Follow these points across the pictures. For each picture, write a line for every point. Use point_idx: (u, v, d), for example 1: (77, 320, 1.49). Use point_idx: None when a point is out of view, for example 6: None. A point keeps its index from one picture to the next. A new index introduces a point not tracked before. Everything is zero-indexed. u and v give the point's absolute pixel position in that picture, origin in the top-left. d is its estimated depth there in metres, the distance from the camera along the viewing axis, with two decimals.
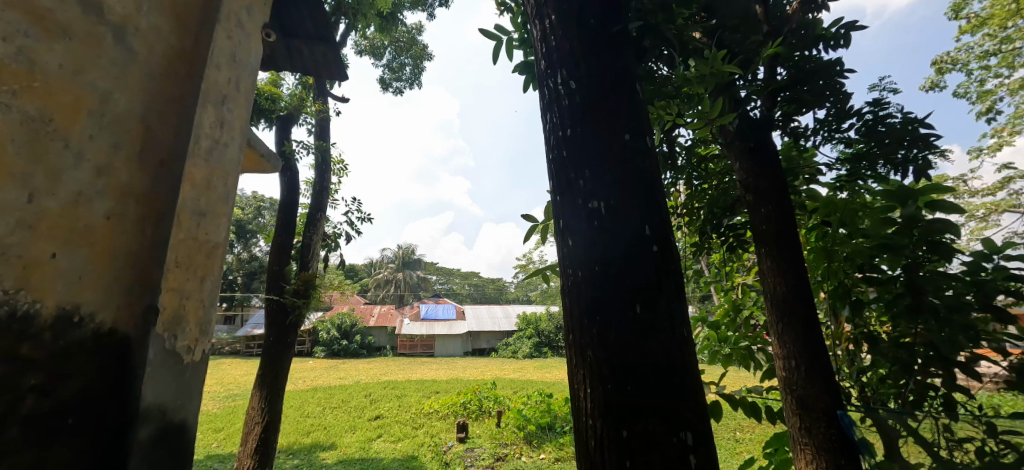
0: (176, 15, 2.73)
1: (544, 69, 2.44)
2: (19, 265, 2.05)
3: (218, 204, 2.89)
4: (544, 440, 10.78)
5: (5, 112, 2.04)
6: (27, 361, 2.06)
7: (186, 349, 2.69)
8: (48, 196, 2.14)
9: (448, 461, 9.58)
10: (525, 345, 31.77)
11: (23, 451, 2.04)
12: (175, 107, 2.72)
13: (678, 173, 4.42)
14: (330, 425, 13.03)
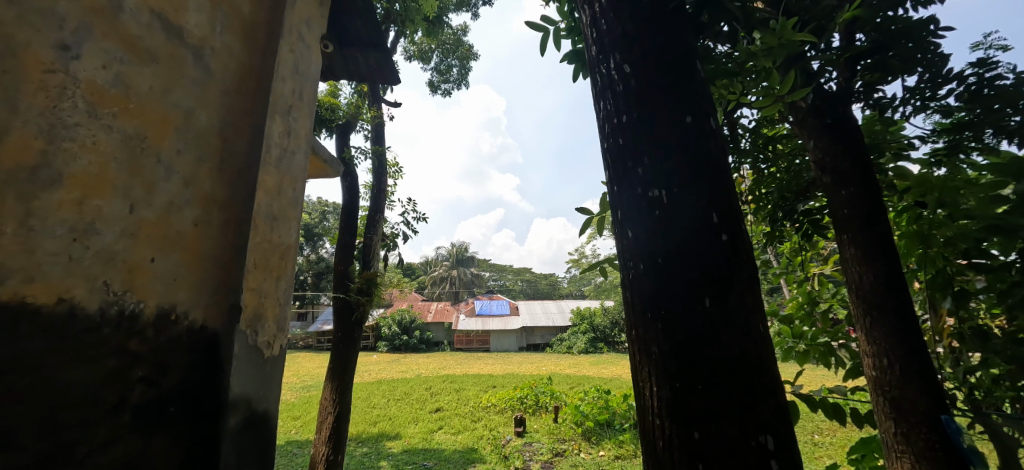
0: (243, 34, 3.05)
1: (595, 55, 2.43)
2: (125, 268, 2.30)
3: (288, 209, 3.32)
4: (604, 437, 10.67)
5: (109, 132, 2.26)
6: (135, 355, 2.31)
7: (266, 344, 3.07)
8: (145, 205, 2.40)
9: (507, 454, 9.74)
10: (582, 340, 31.59)
11: (132, 437, 2.28)
12: (246, 120, 3.03)
13: (743, 156, 4.25)
14: (395, 416, 13.57)
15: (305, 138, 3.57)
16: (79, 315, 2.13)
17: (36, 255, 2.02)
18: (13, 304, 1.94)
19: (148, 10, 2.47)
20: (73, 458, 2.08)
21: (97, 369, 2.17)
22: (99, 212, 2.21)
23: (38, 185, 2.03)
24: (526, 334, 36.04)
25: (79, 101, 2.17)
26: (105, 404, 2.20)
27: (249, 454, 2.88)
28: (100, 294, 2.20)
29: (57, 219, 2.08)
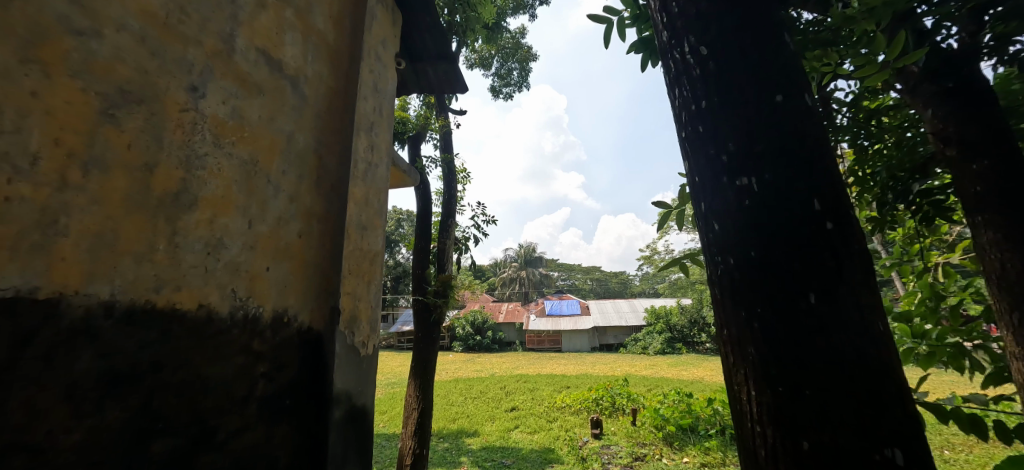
0: (330, 60, 3.42)
1: (667, 41, 2.30)
2: (248, 277, 2.67)
3: (373, 218, 3.66)
4: (687, 443, 10.25)
5: (231, 159, 2.64)
6: (258, 353, 2.67)
7: (361, 344, 3.43)
8: (260, 221, 2.77)
9: (584, 456, 9.72)
10: (659, 340, 30.69)
11: (260, 425, 2.65)
12: (337, 139, 3.39)
13: (840, 133, 4.09)
14: (472, 413, 13.99)
15: (386, 152, 3.93)
16: (214, 318, 2.49)
17: (179, 267, 2.37)
18: (167, 309, 2.31)
19: (255, 49, 2.84)
20: (214, 441, 2.43)
21: (228, 365, 2.52)
22: (226, 229, 2.58)
23: (179, 207, 2.39)
24: (599, 334, 35.58)
25: (206, 133, 2.53)
26: (236, 396, 2.55)
27: (349, 442, 3.20)
28: (229, 299, 2.56)
29: (194, 236, 2.44)
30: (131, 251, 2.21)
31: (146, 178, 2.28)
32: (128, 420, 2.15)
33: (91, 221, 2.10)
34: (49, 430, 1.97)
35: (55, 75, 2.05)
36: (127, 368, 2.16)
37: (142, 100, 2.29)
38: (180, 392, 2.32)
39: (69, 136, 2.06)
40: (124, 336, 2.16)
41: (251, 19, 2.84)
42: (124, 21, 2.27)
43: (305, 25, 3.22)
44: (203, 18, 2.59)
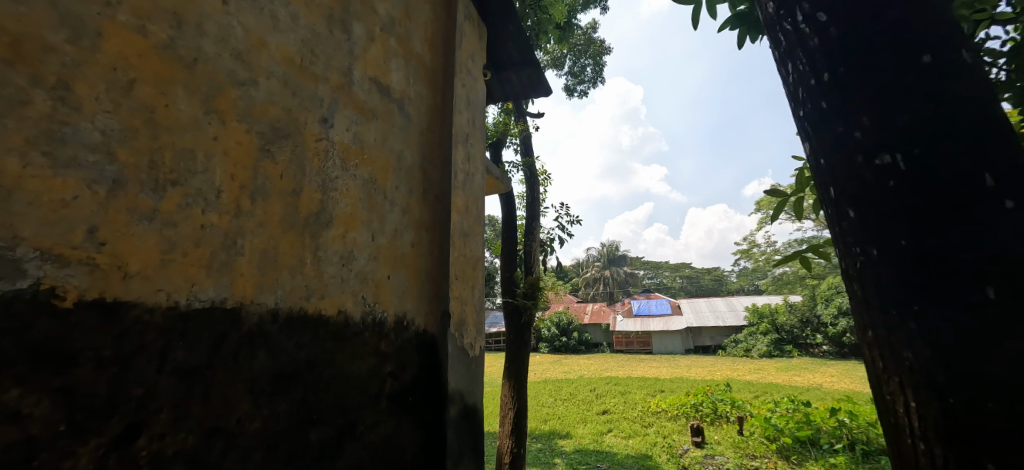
0: (428, 80, 3.62)
1: (773, 12, 1.92)
2: (374, 285, 2.83)
3: (473, 225, 3.83)
4: (808, 458, 9.05)
5: (355, 178, 2.80)
6: (385, 354, 2.83)
7: (468, 346, 3.58)
8: (381, 233, 2.94)
9: (686, 464, 9.24)
10: (767, 341, 28.56)
11: (390, 422, 2.79)
12: (438, 153, 3.59)
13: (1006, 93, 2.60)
14: (563, 415, 13.87)
15: (480, 158, 4.12)
16: (350, 322, 2.63)
17: (322, 278, 2.51)
18: (316, 316, 2.44)
19: (368, 78, 3.01)
20: (355, 433, 2.56)
21: (363, 364, 2.66)
22: (355, 243, 2.74)
23: (320, 224, 2.53)
24: (695, 334, 33.84)
25: (335, 158, 2.69)
26: (369, 392, 2.69)
27: (465, 440, 3.31)
28: (360, 305, 2.72)
29: (331, 249, 2.59)
30: (288, 267, 2.34)
31: (294, 202, 2.41)
32: (293, 413, 2.27)
33: (258, 243, 2.22)
34: (238, 416, 2.06)
35: (226, 119, 2.16)
36: (290, 368, 2.27)
37: (287, 135, 2.42)
38: (327, 388, 2.45)
39: (242, 171, 2.18)
40: (286, 338, 2.28)
41: (363, 51, 3.01)
42: (272, 67, 2.40)
43: (406, 50, 3.39)
44: (328, 56, 2.75)
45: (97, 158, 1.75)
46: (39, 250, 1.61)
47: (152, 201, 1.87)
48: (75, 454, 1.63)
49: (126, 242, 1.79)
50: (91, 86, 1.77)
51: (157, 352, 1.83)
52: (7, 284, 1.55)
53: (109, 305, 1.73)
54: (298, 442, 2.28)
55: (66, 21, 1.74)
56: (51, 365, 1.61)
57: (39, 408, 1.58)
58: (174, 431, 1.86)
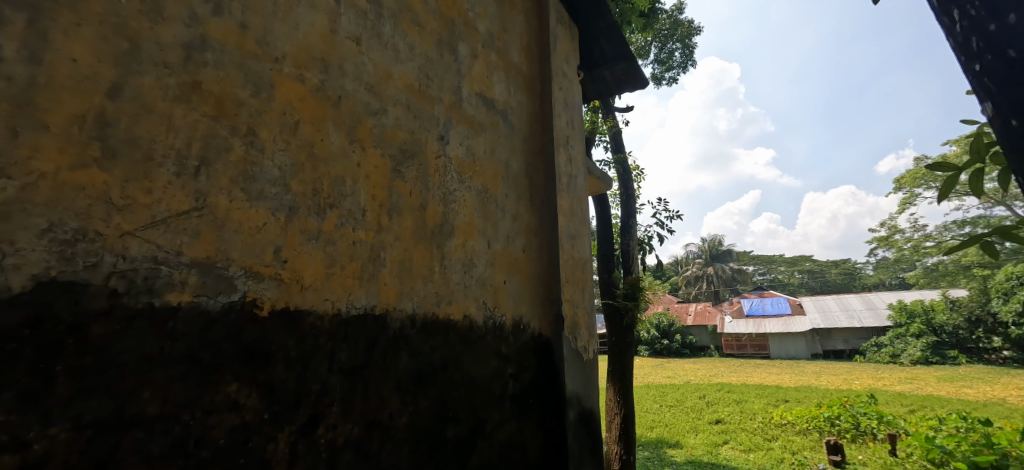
0: (526, 88, 3.40)
1: None
2: (492, 290, 2.76)
3: (579, 227, 3.54)
4: None
5: (470, 188, 2.75)
6: (506, 357, 2.75)
7: (583, 349, 3.34)
8: (496, 240, 2.85)
9: None
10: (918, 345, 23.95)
11: (513, 422, 2.69)
12: (540, 157, 3.37)
13: None
14: (671, 422, 10.90)
15: (581, 160, 3.81)
16: (474, 327, 2.59)
17: (448, 284, 2.49)
18: (444, 320, 2.42)
19: (475, 94, 2.91)
20: (485, 431, 2.52)
21: (487, 365, 2.62)
22: (474, 250, 2.69)
23: (443, 235, 2.51)
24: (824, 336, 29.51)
25: (452, 172, 2.64)
26: (494, 392, 2.63)
27: (584, 445, 3.10)
28: (482, 310, 2.67)
29: (454, 258, 2.55)
30: (420, 275, 2.35)
31: (423, 216, 2.42)
32: (431, 410, 2.27)
33: (397, 255, 2.25)
34: (389, 411, 2.08)
35: (366, 146, 2.20)
36: (424, 369, 2.27)
37: (414, 156, 2.43)
38: (459, 387, 2.44)
39: (380, 191, 2.23)
40: (422, 340, 2.30)
41: (469, 69, 2.90)
42: (397, 95, 2.40)
43: (505, 63, 3.22)
44: (441, 79, 2.68)
45: (277, 190, 1.84)
46: (244, 269, 1.71)
47: (317, 222, 1.95)
48: (275, 438, 1.71)
49: (301, 260, 1.88)
50: (270, 130, 1.86)
51: (327, 353, 1.90)
52: (224, 298, 1.65)
53: (292, 314, 1.82)
54: (437, 436, 2.27)
55: (251, 78, 1.83)
56: (255, 357, 1.70)
57: (250, 399, 1.66)
58: (343, 423, 1.91)
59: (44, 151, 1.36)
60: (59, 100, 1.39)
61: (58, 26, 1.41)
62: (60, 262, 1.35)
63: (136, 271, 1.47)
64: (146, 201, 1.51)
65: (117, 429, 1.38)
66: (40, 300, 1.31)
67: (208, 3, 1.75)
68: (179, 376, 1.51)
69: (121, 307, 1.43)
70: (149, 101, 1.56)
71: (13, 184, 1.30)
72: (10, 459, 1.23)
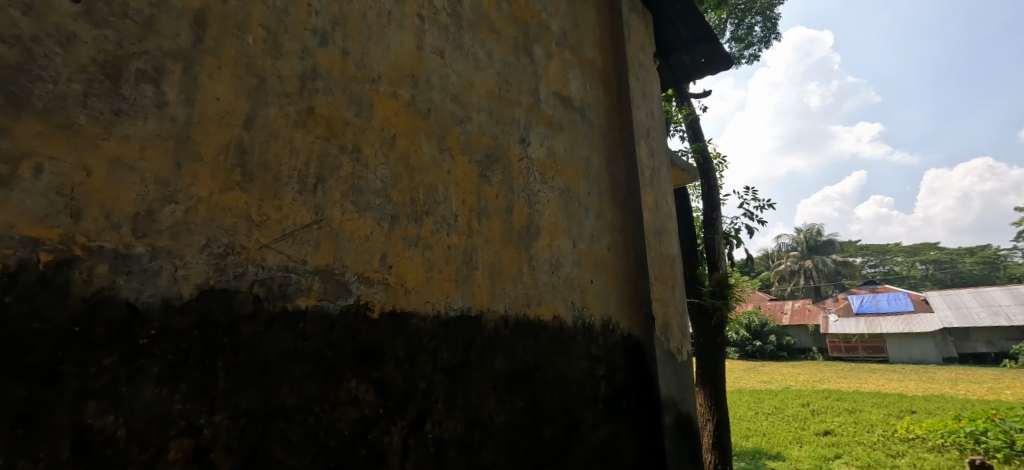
0: (602, 82, 3.36)
1: None
2: (580, 289, 2.75)
3: (666, 222, 3.37)
4: None
5: (554, 188, 2.78)
6: (596, 357, 2.74)
7: (677, 350, 3.16)
8: (580, 239, 2.84)
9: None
10: None
11: (605, 425, 2.66)
12: (620, 152, 3.30)
13: None
14: (768, 430, 9.67)
15: (666, 152, 3.63)
16: (564, 327, 2.61)
17: (537, 285, 2.52)
18: (536, 321, 2.47)
19: (552, 93, 2.93)
20: (579, 433, 2.52)
21: (579, 367, 2.63)
22: (561, 251, 2.70)
23: (530, 236, 2.55)
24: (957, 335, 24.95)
25: (535, 174, 2.68)
26: (586, 393, 2.63)
27: (684, 453, 2.94)
28: (571, 310, 2.67)
29: (542, 258, 2.58)
30: (511, 277, 2.41)
31: (510, 218, 2.48)
32: (527, 410, 2.32)
33: (488, 257, 2.33)
34: (489, 410, 2.17)
35: (455, 154, 2.31)
36: (518, 369, 2.34)
37: (498, 160, 2.51)
38: (552, 388, 2.47)
39: (470, 196, 2.32)
40: (516, 341, 2.36)
41: (545, 68, 2.93)
42: (479, 102, 2.49)
43: (579, 59, 3.21)
44: (519, 82, 2.74)
45: (381, 200, 1.99)
46: (357, 275, 1.87)
47: (416, 229, 2.08)
48: (389, 432, 1.84)
49: (404, 265, 2.01)
50: (372, 146, 2.01)
51: (430, 353, 2.02)
52: (342, 301, 1.81)
53: (398, 315, 1.96)
54: (534, 437, 2.31)
55: (353, 99, 1.99)
56: (370, 356, 1.84)
57: (367, 394, 1.81)
58: (447, 419, 2.02)
59: (200, 179, 1.57)
60: (209, 133, 1.61)
61: (205, 70, 1.63)
62: (216, 273, 1.55)
63: (272, 279, 1.66)
64: (277, 217, 1.70)
65: (264, 419, 1.57)
66: (203, 306, 1.52)
67: (316, 36, 1.93)
68: (309, 373, 1.68)
69: (263, 311, 1.62)
70: (275, 128, 1.75)
71: (180, 208, 1.52)
72: (188, 441, 1.43)
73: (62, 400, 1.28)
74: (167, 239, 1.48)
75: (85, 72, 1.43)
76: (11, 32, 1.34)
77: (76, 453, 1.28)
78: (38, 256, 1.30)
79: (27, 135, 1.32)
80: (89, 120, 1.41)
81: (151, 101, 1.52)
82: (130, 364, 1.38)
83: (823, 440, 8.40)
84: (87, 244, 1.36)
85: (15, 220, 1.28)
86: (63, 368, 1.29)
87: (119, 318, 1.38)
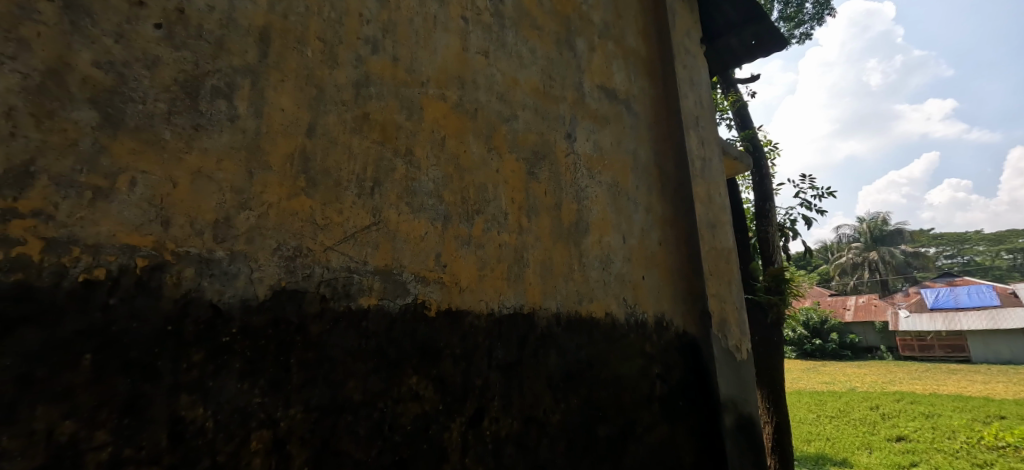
0: (647, 73, 3.30)
1: None
2: (631, 286, 2.72)
3: (720, 214, 3.28)
4: None
5: (603, 184, 2.76)
6: (650, 355, 2.70)
7: (735, 348, 3.07)
8: (630, 234, 2.81)
9: None
10: None
11: (662, 424, 2.62)
12: (669, 144, 3.23)
13: None
14: (834, 433, 9.19)
15: (716, 141, 3.52)
16: (617, 324, 2.58)
17: (588, 282, 2.51)
18: (588, 318, 2.46)
19: (596, 87, 2.91)
20: (635, 433, 2.49)
21: (633, 365, 2.60)
22: (611, 247, 2.68)
23: (579, 232, 2.54)
24: None
25: (582, 169, 2.67)
26: (641, 392, 2.60)
27: (745, 454, 2.85)
28: (623, 307, 2.64)
29: (593, 255, 2.57)
30: (561, 274, 2.41)
31: (559, 215, 2.48)
32: (582, 409, 2.32)
33: (538, 255, 2.34)
34: (544, 407, 2.18)
35: (502, 153, 2.34)
36: (572, 366, 2.34)
37: (545, 156, 2.51)
38: (607, 386, 2.46)
39: (518, 194, 2.34)
40: (569, 339, 2.36)
41: (588, 62, 2.91)
42: (525, 100, 2.51)
43: (623, 50, 3.16)
44: (563, 77, 2.74)
45: (434, 202, 2.04)
46: (414, 274, 1.92)
47: (468, 228, 2.12)
48: (449, 428, 1.89)
49: (458, 263, 2.06)
50: (424, 148, 2.07)
51: (485, 351, 2.06)
52: (401, 300, 1.87)
53: (454, 313, 2.00)
54: (589, 435, 2.31)
55: (405, 103, 2.05)
56: (429, 353, 1.90)
57: (427, 391, 1.87)
58: (503, 417, 2.05)
59: (270, 187, 1.66)
60: (276, 143, 1.70)
61: (270, 84, 1.73)
62: (287, 274, 1.64)
63: (337, 279, 1.74)
64: (339, 220, 1.78)
65: (333, 413, 1.65)
66: (276, 306, 1.61)
67: (368, 45, 2.00)
68: (373, 369, 1.75)
69: (330, 310, 1.70)
70: (334, 135, 1.83)
71: (253, 214, 1.61)
72: (267, 432, 1.52)
73: (160, 393, 1.39)
74: (243, 243, 1.58)
75: (169, 92, 1.54)
76: (105, 58, 1.46)
77: (172, 442, 1.38)
78: (135, 261, 1.41)
79: (123, 151, 1.43)
80: (173, 136, 1.52)
81: (225, 115, 1.62)
82: (215, 360, 1.48)
83: (896, 447, 7.88)
84: (176, 250, 1.47)
85: (115, 230, 1.39)
86: (159, 364, 1.40)
87: (205, 317, 1.49)
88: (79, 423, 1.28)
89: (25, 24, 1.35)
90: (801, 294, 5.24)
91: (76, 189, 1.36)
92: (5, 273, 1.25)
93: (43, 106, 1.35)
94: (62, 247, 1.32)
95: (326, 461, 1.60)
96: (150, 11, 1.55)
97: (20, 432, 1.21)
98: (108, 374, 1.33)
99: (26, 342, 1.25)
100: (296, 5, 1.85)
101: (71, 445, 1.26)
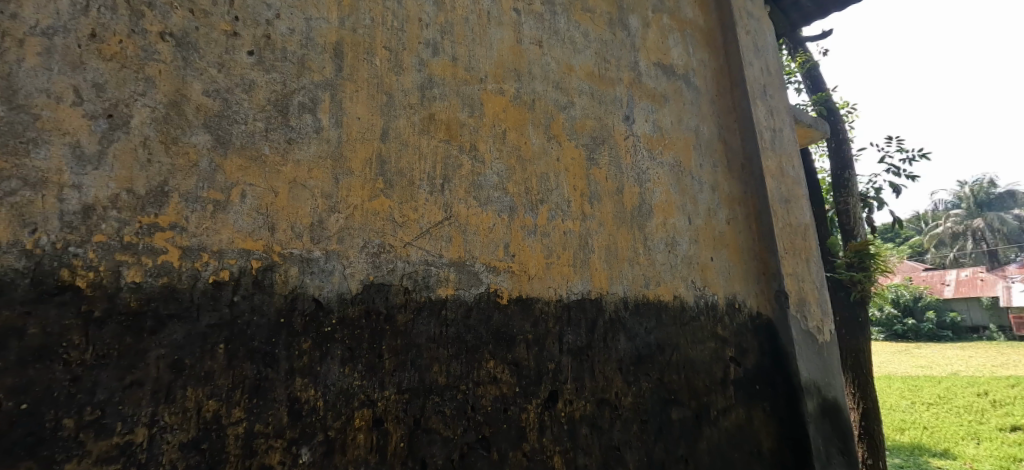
0: (706, 44, 3.21)
1: None
2: (700, 268, 2.70)
3: (793, 188, 3.17)
4: None
5: (665, 164, 2.74)
6: (722, 338, 2.67)
7: (816, 329, 2.97)
8: (696, 215, 2.77)
9: None
10: None
11: (738, 408, 2.60)
12: (733, 117, 3.14)
13: None
14: (933, 423, 8.53)
15: (786, 110, 3.39)
16: (686, 306, 2.58)
17: (655, 265, 2.52)
18: (656, 301, 2.47)
19: (652, 64, 2.87)
20: (710, 417, 2.48)
21: (705, 348, 2.59)
22: (676, 229, 2.66)
23: (643, 216, 2.55)
24: None
25: (643, 151, 2.67)
26: (715, 375, 2.58)
27: (830, 440, 2.77)
28: (692, 290, 2.63)
29: (657, 238, 2.57)
30: (627, 258, 2.43)
31: (621, 199, 2.49)
32: (654, 392, 2.35)
33: (603, 239, 2.38)
34: (616, 390, 2.24)
35: (562, 141, 2.38)
36: (643, 350, 2.37)
37: (604, 141, 2.53)
38: (678, 370, 2.46)
39: (580, 181, 2.38)
40: (638, 322, 2.39)
41: (643, 39, 2.88)
42: (580, 85, 2.54)
43: (678, 22, 3.10)
44: (618, 59, 2.73)
45: (499, 193, 2.13)
46: (485, 265, 2.02)
47: (533, 217, 2.19)
48: (527, 409, 1.98)
49: (525, 252, 2.13)
50: (486, 142, 2.15)
51: (557, 336, 2.14)
52: (475, 290, 1.98)
53: (525, 300, 2.09)
54: (663, 418, 2.33)
55: (466, 100, 2.15)
56: (504, 339, 2.00)
57: (504, 374, 1.97)
58: (577, 399, 2.12)
59: (353, 190, 1.80)
60: (355, 149, 1.84)
61: (347, 94, 1.87)
62: (373, 269, 1.79)
63: (417, 272, 1.87)
64: (415, 217, 1.91)
65: (422, 394, 1.78)
66: (367, 298, 1.76)
67: (429, 48, 2.10)
68: (454, 355, 1.88)
69: (413, 301, 1.84)
70: (405, 137, 1.95)
71: (342, 216, 1.76)
72: (368, 411, 1.68)
73: (279, 377, 1.57)
74: (335, 243, 1.73)
75: (264, 111, 1.71)
76: (212, 86, 1.64)
77: (292, 419, 1.56)
78: (250, 263, 1.59)
79: (233, 168, 1.62)
80: (271, 150, 1.69)
81: (311, 128, 1.78)
82: (321, 347, 1.65)
83: (1012, 439, 7.16)
84: (282, 252, 1.64)
85: (233, 237, 1.57)
86: (276, 352, 1.58)
87: (309, 310, 1.66)
88: (219, 403, 1.47)
89: (147, 64, 1.56)
90: (889, 269, 4.91)
91: (199, 204, 1.55)
92: (154, 278, 1.45)
93: (168, 133, 1.54)
94: (195, 253, 1.52)
95: (418, 438, 1.74)
96: (243, 39, 1.72)
97: (176, 410, 1.42)
98: (238, 362, 1.52)
99: (174, 335, 1.45)
100: (363, 18, 1.98)
101: (214, 421, 1.46)
